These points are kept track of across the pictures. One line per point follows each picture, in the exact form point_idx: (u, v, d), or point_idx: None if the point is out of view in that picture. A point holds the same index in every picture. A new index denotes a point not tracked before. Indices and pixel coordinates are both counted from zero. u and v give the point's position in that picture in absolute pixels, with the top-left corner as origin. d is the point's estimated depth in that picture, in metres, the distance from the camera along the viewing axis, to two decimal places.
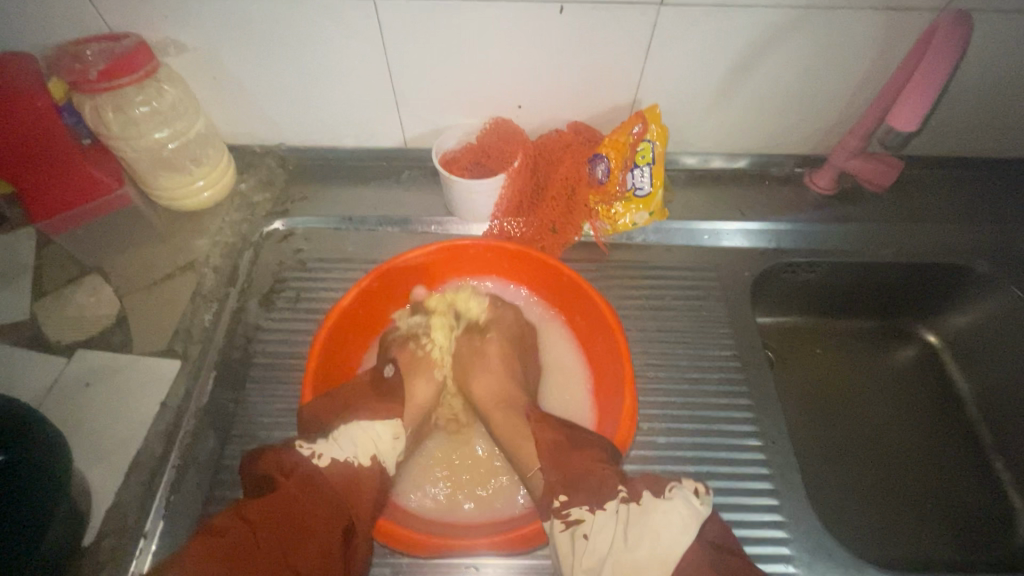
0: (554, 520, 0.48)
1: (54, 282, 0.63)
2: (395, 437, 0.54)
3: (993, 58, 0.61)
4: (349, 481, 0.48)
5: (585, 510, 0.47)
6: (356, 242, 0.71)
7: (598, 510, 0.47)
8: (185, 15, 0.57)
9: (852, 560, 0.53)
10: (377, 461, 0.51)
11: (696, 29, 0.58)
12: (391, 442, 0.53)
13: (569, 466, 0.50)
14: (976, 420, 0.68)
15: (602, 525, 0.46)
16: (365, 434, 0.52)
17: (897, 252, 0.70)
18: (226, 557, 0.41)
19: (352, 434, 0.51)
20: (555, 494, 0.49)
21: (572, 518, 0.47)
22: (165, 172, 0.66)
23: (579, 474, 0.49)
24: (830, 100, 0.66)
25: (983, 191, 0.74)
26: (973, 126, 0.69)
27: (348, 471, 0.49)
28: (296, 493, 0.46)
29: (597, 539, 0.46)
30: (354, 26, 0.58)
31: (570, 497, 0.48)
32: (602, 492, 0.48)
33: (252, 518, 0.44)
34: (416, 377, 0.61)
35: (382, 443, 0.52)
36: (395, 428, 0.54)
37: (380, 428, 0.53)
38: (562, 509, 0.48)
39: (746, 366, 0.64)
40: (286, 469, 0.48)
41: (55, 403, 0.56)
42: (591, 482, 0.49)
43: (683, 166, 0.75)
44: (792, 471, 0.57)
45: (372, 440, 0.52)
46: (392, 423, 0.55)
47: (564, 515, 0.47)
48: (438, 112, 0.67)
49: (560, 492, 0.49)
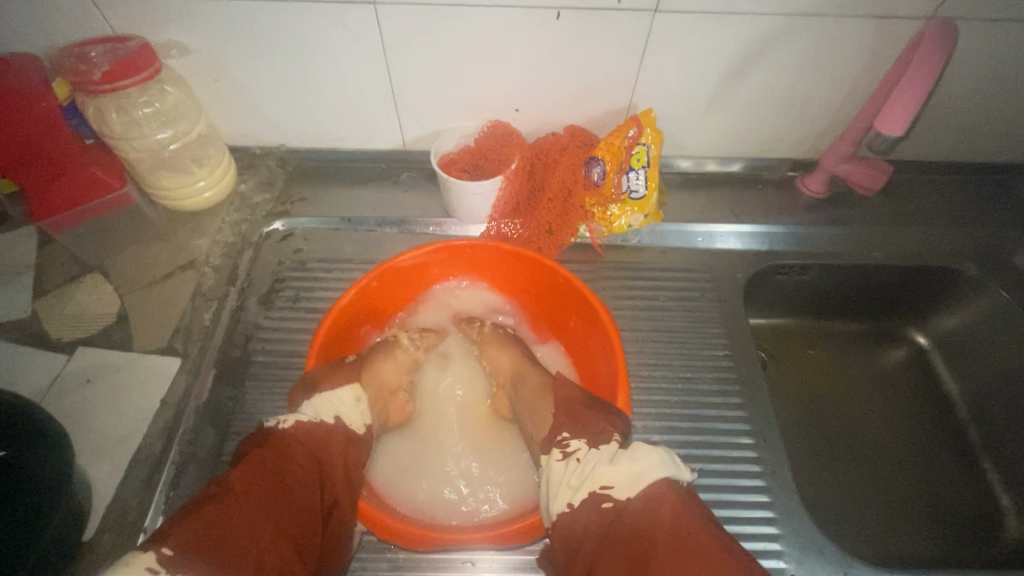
0: (554, 448, 0.50)
1: (56, 281, 0.64)
2: (356, 398, 0.55)
3: (979, 66, 0.62)
4: (317, 438, 0.49)
5: (582, 443, 0.49)
6: (354, 243, 0.72)
7: (594, 446, 0.48)
8: (188, 17, 0.58)
9: (842, 556, 0.54)
10: (339, 421, 0.52)
11: (690, 35, 0.59)
12: (352, 402, 0.54)
13: (577, 414, 0.52)
14: (965, 420, 0.69)
15: (593, 454, 0.47)
16: (328, 401, 0.52)
17: (887, 254, 0.71)
18: (213, 522, 0.39)
19: (318, 402, 0.52)
20: (560, 430, 0.52)
21: (570, 448, 0.49)
22: (167, 172, 0.66)
23: (585, 420, 0.51)
24: (820, 106, 0.67)
25: (972, 196, 0.75)
26: (960, 132, 0.70)
27: (313, 428, 0.49)
28: (279, 465, 0.44)
29: (586, 463, 0.47)
30: (355, 30, 0.59)
31: (572, 434, 0.50)
32: (603, 433, 0.49)
33: (232, 482, 0.42)
34: (383, 361, 0.61)
35: (344, 405, 0.53)
36: (356, 390, 0.55)
37: (340, 394, 0.54)
38: (563, 440, 0.50)
39: (738, 366, 0.65)
40: (266, 440, 0.46)
41: (56, 399, 0.56)
42: (596, 424, 0.50)
43: (678, 170, 0.76)
44: (784, 468, 0.58)
45: (334, 405, 0.53)
46: (353, 387, 0.55)
47: (564, 445, 0.50)
48: (437, 115, 0.68)
49: (562, 429, 0.52)
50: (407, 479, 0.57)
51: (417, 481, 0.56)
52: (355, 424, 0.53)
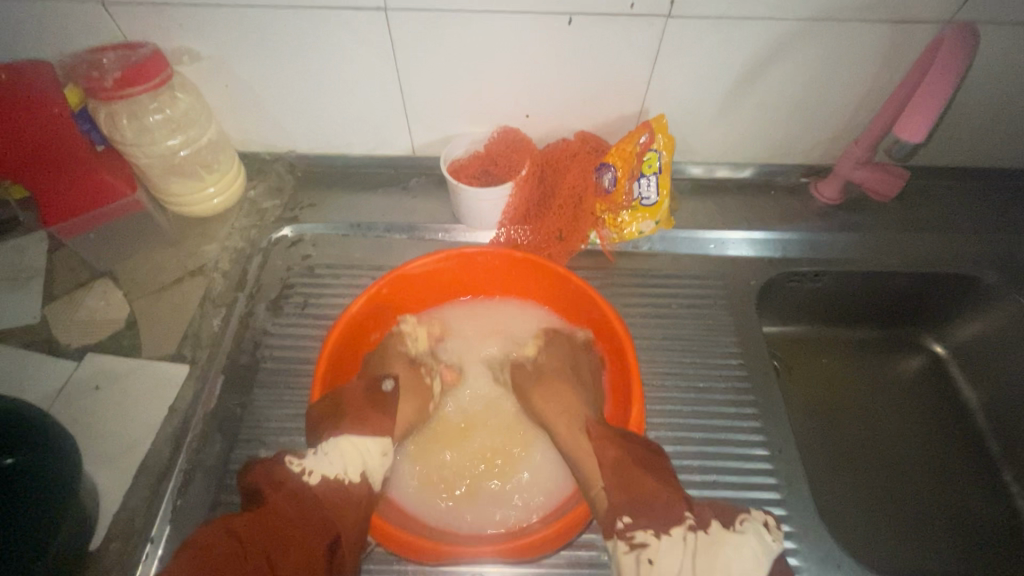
0: (618, 540, 0.46)
1: (67, 287, 0.65)
2: (384, 453, 0.53)
3: (998, 71, 0.61)
4: (338, 500, 0.48)
5: (650, 535, 0.45)
6: (363, 248, 0.71)
7: (663, 537, 0.45)
8: (200, 24, 0.58)
9: (862, 571, 0.53)
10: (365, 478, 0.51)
11: (703, 41, 0.58)
12: (380, 459, 0.52)
13: (634, 478, 0.48)
14: (986, 431, 0.67)
15: (669, 550, 0.45)
16: (355, 448, 0.51)
17: (903, 262, 0.70)
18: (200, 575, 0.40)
19: (342, 446, 0.51)
20: (618, 515, 0.47)
21: (637, 540, 0.45)
22: (178, 178, 0.66)
23: (647, 491, 0.48)
24: (835, 112, 0.66)
25: (989, 202, 0.74)
26: (979, 137, 0.69)
27: (336, 490, 0.48)
28: (285, 509, 0.46)
29: (663, 565, 0.44)
30: (366, 36, 0.58)
31: (636, 519, 0.46)
32: (667, 519, 0.46)
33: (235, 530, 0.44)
34: (406, 398, 0.59)
35: (370, 459, 0.52)
36: (383, 445, 0.53)
37: (368, 443, 0.52)
38: (626, 531, 0.46)
39: (752, 375, 0.64)
40: (277, 484, 0.48)
41: (64, 405, 0.56)
42: (659, 505, 0.47)
43: (689, 176, 0.75)
44: (800, 480, 0.57)
45: (360, 454, 0.51)
46: (382, 440, 0.53)
47: (630, 536, 0.46)
48: (447, 121, 0.68)
49: (623, 514, 0.47)
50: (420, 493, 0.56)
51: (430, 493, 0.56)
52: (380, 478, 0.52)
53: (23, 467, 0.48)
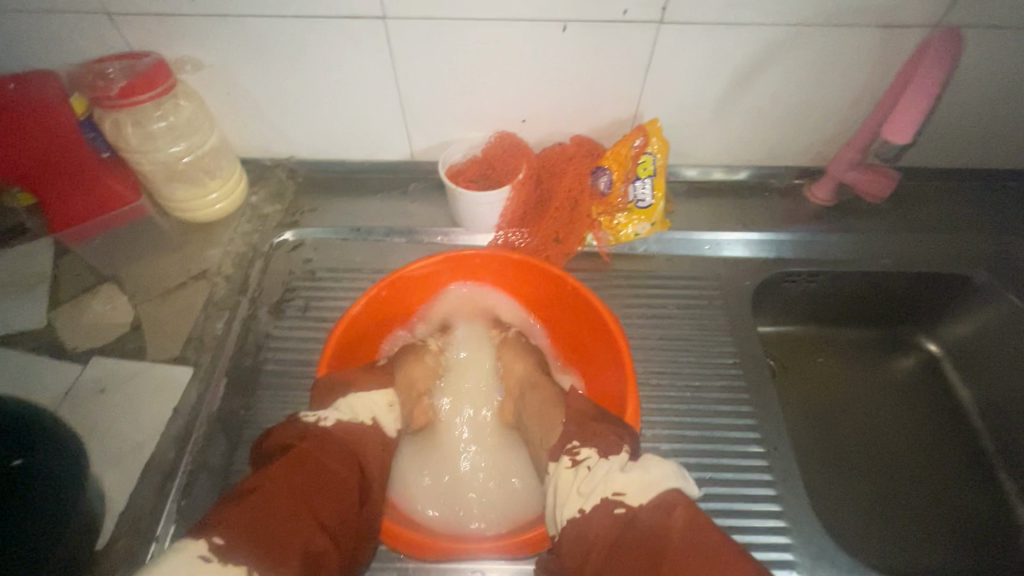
0: (563, 456, 0.50)
1: (72, 291, 0.66)
2: (389, 404, 0.56)
3: (985, 74, 0.63)
4: (350, 438, 0.50)
5: (592, 451, 0.49)
6: (363, 252, 0.72)
7: (606, 454, 0.48)
8: (202, 33, 0.59)
9: (855, 566, 0.53)
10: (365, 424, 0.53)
11: (695, 45, 0.60)
12: (387, 409, 0.56)
13: (588, 423, 0.52)
14: (979, 429, 0.68)
15: (605, 461, 0.47)
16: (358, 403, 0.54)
17: (895, 262, 0.71)
18: (257, 507, 0.40)
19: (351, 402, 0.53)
20: (569, 439, 0.51)
21: (581, 456, 0.49)
22: (182, 184, 0.67)
23: (597, 431, 0.51)
24: (826, 114, 0.68)
25: (982, 202, 0.75)
26: (969, 139, 0.70)
27: (345, 432, 0.50)
28: (315, 449, 0.46)
29: (596, 471, 0.47)
30: (364, 43, 0.60)
31: (583, 443, 0.50)
32: (612, 445, 0.49)
33: (275, 471, 0.43)
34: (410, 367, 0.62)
35: (378, 408, 0.55)
36: (388, 398, 0.57)
37: (374, 396, 0.55)
38: (574, 449, 0.50)
39: (748, 374, 0.65)
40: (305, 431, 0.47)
41: (70, 408, 0.57)
42: (605, 438, 0.50)
43: (684, 178, 0.76)
44: (795, 478, 0.58)
45: (371, 406, 0.54)
46: (386, 393, 0.57)
47: (574, 454, 0.50)
48: (444, 126, 0.69)
49: (572, 439, 0.51)
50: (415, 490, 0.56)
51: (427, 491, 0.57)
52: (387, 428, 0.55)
53: None
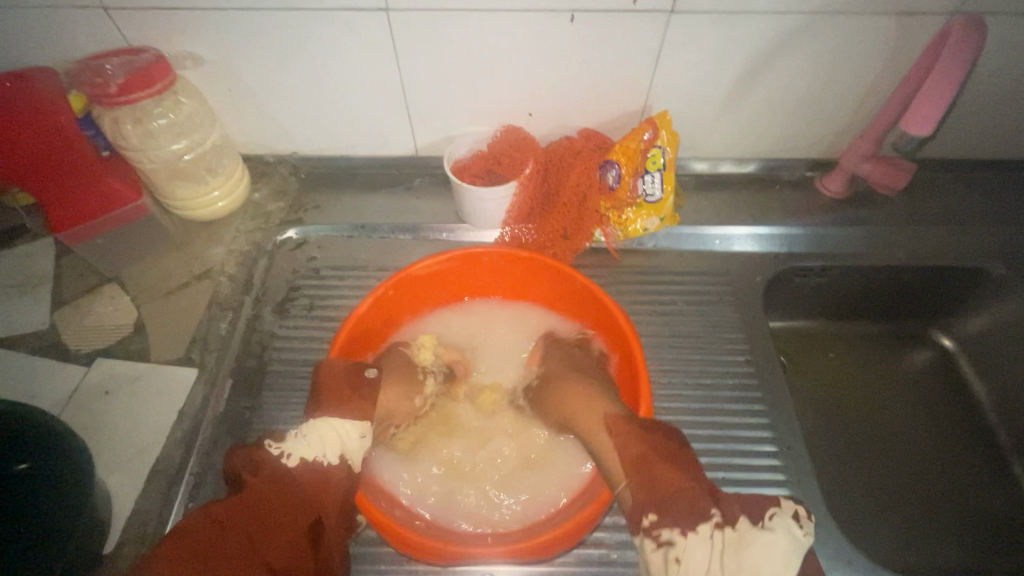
0: (644, 538, 0.43)
1: (74, 292, 0.65)
2: (362, 436, 0.51)
3: (1004, 61, 0.61)
4: (316, 482, 0.47)
5: (676, 533, 0.42)
6: (368, 249, 0.71)
7: (691, 532, 0.42)
8: (201, 27, 0.57)
9: (871, 566, 0.53)
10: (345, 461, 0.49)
11: (706, 35, 0.58)
12: (358, 442, 0.51)
13: (654, 473, 0.44)
14: (995, 425, 0.67)
15: (695, 550, 0.42)
16: (329, 430, 0.50)
17: (909, 255, 0.69)
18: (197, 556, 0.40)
19: (320, 429, 0.50)
20: (643, 512, 0.43)
21: (663, 538, 0.42)
22: (182, 183, 0.66)
23: (669, 488, 0.43)
24: (839, 105, 0.66)
25: (998, 194, 0.73)
26: (985, 128, 0.69)
27: (313, 477, 0.47)
28: (264, 490, 0.45)
29: (690, 566, 0.41)
30: (367, 36, 0.58)
31: (660, 517, 0.43)
32: (694, 511, 0.43)
33: (220, 516, 0.42)
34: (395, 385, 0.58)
35: (348, 442, 0.50)
36: (362, 427, 0.51)
37: (347, 426, 0.51)
38: (652, 529, 0.43)
39: (759, 371, 0.64)
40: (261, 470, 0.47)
41: (75, 411, 0.57)
42: (683, 501, 0.43)
43: (693, 172, 0.75)
44: (809, 477, 0.57)
45: (338, 440, 0.50)
46: (359, 423, 0.52)
47: (655, 534, 0.43)
48: (449, 121, 0.68)
49: (648, 510, 0.43)
50: (427, 494, 0.56)
51: (441, 498, 0.56)
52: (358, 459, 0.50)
53: (37, 472, 0.48)
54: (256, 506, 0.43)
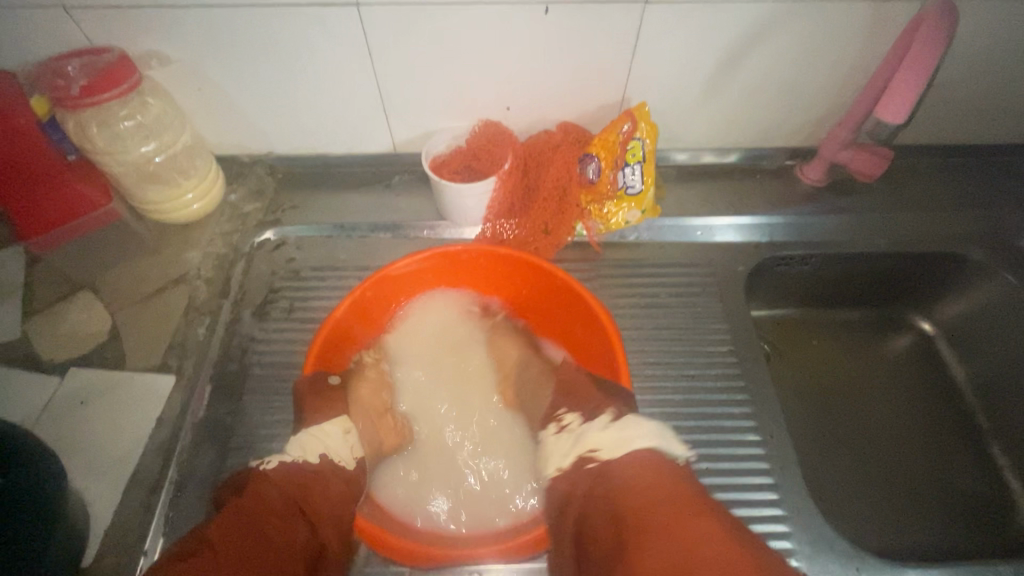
0: (548, 425, 0.56)
1: (46, 300, 0.63)
2: (344, 431, 0.55)
3: (979, 47, 0.61)
4: (304, 479, 0.48)
5: (574, 417, 0.54)
6: (349, 249, 0.70)
7: (586, 420, 0.53)
8: (166, 25, 0.56)
9: (854, 551, 0.53)
10: (326, 458, 0.51)
11: (682, 26, 0.58)
12: (341, 436, 0.54)
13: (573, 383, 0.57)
14: (974, 407, 0.68)
15: (590, 429, 0.51)
16: (315, 437, 0.52)
17: (889, 242, 0.70)
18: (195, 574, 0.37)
19: (302, 438, 0.52)
20: (558, 408, 0.57)
21: (566, 423, 0.54)
22: (154, 186, 0.64)
23: (574, 388, 0.57)
24: (817, 93, 0.66)
25: (976, 177, 0.74)
26: (962, 113, 0.69)
27: (292, 471, 0.48)
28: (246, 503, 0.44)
29: (574, 434, 0.53)
30: (340, 32, 0.57)
31: (567, 408, 0.56)
32: (594, 406, 0.54)
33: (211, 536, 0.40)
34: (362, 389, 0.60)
35: (332, 440, 0.53)
36: (343, 423, 0.55)
37: (328, 427, 0.54)
38: (561, 418, 0.56)
39: (743, 361, 0.64)
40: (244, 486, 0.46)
41: (49, 423, 0.56)
42: (585, 402, 0.55)
43: (674, 163, 0.75)
44: (792, 465, 0.57)
45: (321, 441, 0.52)
46: (341, 419, 0.55)
47: (560, 421, 0.55)
48: (426, 116, 0.67)
49: (560, 407, 0.57)
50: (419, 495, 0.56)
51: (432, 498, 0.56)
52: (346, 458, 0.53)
53: None
54: (246, 519, 0.42)
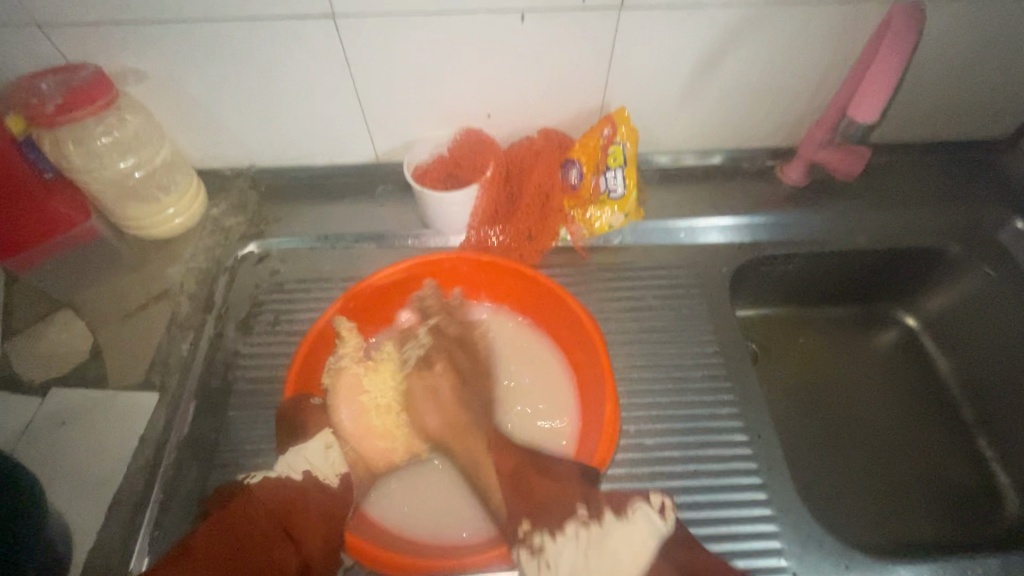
0: (520, 548, 0.50)
1: (26, 320, 0.63)
2: (327, 447, 0.54)
3: (949, 46, 0.62)
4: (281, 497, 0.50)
5: (546, 538, 0.50)
6: (333, 260, 0.70)
7: (558, 535, 0.51)
8: (142, 42, 0.56)
9: (842, 549, 0.53)
10: (308, 476, 0.52)
11: (657, 32, 0.58)
12: (324, 454, 0.54)
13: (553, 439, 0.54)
14: (959, 400, 0.69)
15: (563, 551, 0.50)
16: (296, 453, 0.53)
17: (870, 240, 0.70)
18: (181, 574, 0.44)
19: (291, 456, 0.53)
20: (519, 522, 0.51)
21: (535, 546, 0.50)
22: (134, 202, 0.64)
23: (543, 500, 0.52)
24: (793, 95, 0.67)
25: (954, 174, 0.75)
26: (937, 111, 0.70)
27: (278, 488, 0.51)
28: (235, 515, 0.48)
29: (560, 568, 0.49)
30: (318, 46, 0.57)
31: (533, 525, 0.51)
32: (563, 517, 0.51)
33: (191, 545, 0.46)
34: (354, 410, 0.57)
35: (313, 457, 0.54)
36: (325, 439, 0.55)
37: (310, 443, 0.54)
38: (526, 536, 0.50)
39: (729, 362, 0.64)
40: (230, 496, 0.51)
41: (29, 444, 0.55)
42: (558, 510, 0.52)
43: (657, 166, 0.75)
44: (780, 464, 0.58)
45: (304, 459, 0.53)
46: (323, 435, 0.55)
47: (529, 543, 0.50)
48: (407, 126, 0.67)
49: (522, 519, 0.51)
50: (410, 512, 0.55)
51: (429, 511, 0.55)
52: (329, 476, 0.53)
53: None
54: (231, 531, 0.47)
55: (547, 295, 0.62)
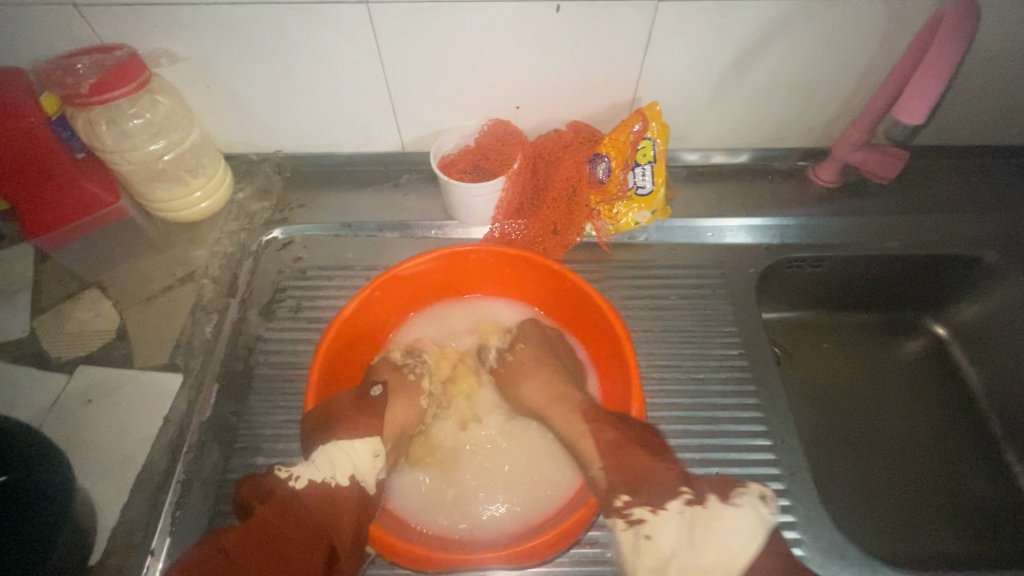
0: (616, 518, 0.48)
1: (55, 298, 0.64)
2: (374, 455, 0.52)
3: (998, 48, 0.60)
4: (322, 499, 0.48)
5: (646, 511, 0.48)
6: (355, 248, 0.70)
7: (659, 511, 0.48)
8: (177, 24, 0.56)
9: (866, 560, 0.52)
10: (353, 480, 0.50)
11: (695, 26, 0.57)
12: (370, 461, 0.51)
13: (628, 463, 0.50)
14: (988, 413, 0.67)
15: (666, 526, 0.47)
16: (343, 452, 0.50)
17: (902, 245, 0.69)
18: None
19: (331, 453, 0.50)
20: (617, 493, 0.49)
21: (636, 517, 0.48)
22: (161, 184, 0.64)
23: (647, 470, 0.49)
24: (830, 95, 0.65)
25: (991, 179, 0.73)
26: (978, 114, 0.68)
27: (324, 494, 0.48)
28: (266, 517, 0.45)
29: (662, 541, 0.47)
30: (349, 31, 0.57)
31: (632, 498, 0.49)
32: (664, 494, 0.49)
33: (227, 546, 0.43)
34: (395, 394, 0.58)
35: (360, 462, 0.51)
36: (374, 446, 0.52)
37: (357, 445, 0.51)
38: (622, 508, 0.48)
39: (753, 365, 0.63)
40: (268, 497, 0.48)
41: (56, 420, 0.56)
42: (658, 484, 0.49)
43: (684, 163, 0.74)
44: (803, 471, 0.57)
45: (349, 459, 0.50)
46: (370, 442, 0.52)
47: (628, 514, 0.48)
48: (435, 116, 0.66)
49: (621, 491, 0.49)
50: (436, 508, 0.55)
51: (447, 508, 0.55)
52: (370, 481, 0.51)
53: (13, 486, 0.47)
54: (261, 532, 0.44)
55: (572, 293, 0.61)
